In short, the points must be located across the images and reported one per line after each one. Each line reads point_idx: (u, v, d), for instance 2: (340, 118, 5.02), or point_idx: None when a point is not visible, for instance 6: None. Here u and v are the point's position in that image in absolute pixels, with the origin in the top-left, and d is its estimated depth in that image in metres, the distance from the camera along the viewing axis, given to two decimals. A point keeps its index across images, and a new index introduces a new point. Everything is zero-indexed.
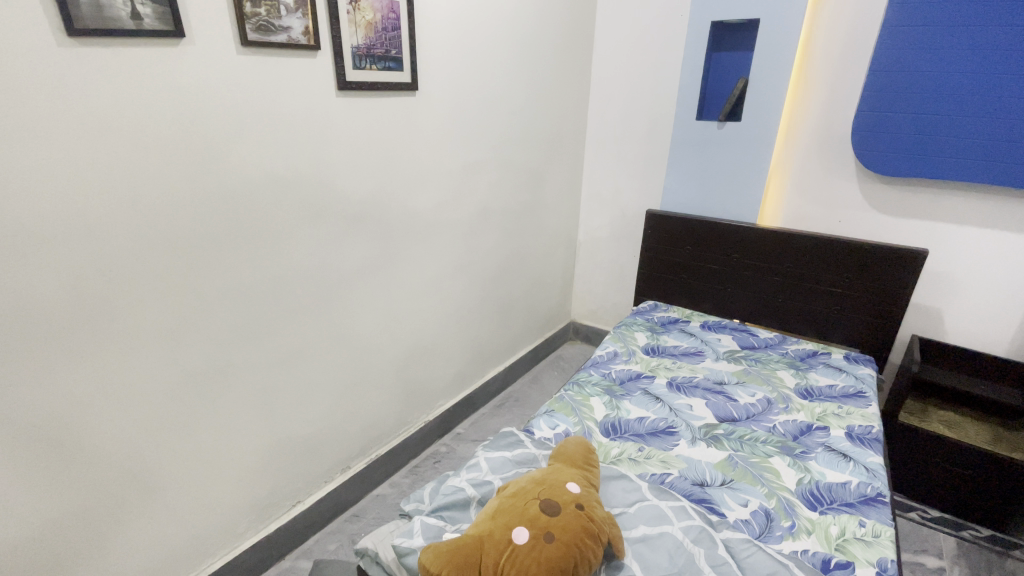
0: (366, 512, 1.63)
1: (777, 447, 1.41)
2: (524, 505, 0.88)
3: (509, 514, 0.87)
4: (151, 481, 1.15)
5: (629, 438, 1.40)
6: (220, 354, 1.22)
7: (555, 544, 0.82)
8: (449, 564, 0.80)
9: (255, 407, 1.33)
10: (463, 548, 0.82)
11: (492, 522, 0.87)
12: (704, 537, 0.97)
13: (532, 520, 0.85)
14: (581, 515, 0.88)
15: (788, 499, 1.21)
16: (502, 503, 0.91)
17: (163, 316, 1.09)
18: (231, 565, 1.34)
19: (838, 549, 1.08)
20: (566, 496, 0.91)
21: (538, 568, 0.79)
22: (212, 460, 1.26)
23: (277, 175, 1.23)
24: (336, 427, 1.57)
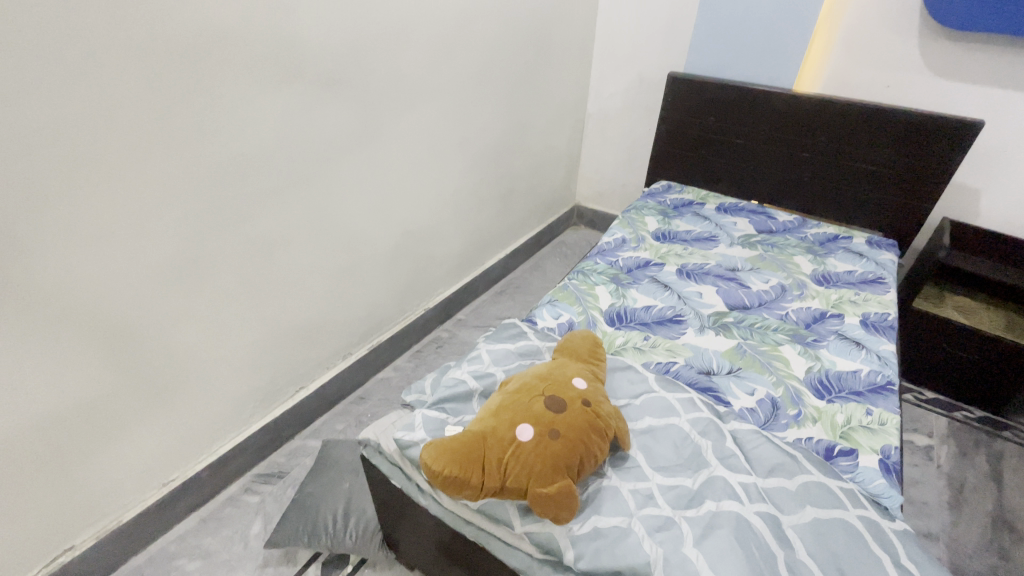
0: (372, 394, 1.65)
1: (789, 335, 1.36)
2: (528, 402, 0.84)
3: (512, 411, 0.83)
4: (144, 375, 1.12)
5: (635, 327, 1.35)
6: (196, 243, 1.10)
7: (561, 441, 0.78)
8: (452, 462, 0.77)
9: (243, 299, 1.25)
10: (465, 445, 0.79)
11: (493, 418, 0.83)
12: (711, 428, 0.94)
13: (536, 418, 0.81)
14: (588, 411, 0.84)
15: (796, 388, 1.19)
16: (505, 399, 0.86)
17: (118, 202, 0.95)
18: (242, 446, 1.37)
19: (843, 437, 1.08)
20: (571, 392, 0.86)
21: (542, 466, 0.77)
22: (206, 351, 1.22)
23: (226, 24, 0.99)
24: (333, 316, 1.52)
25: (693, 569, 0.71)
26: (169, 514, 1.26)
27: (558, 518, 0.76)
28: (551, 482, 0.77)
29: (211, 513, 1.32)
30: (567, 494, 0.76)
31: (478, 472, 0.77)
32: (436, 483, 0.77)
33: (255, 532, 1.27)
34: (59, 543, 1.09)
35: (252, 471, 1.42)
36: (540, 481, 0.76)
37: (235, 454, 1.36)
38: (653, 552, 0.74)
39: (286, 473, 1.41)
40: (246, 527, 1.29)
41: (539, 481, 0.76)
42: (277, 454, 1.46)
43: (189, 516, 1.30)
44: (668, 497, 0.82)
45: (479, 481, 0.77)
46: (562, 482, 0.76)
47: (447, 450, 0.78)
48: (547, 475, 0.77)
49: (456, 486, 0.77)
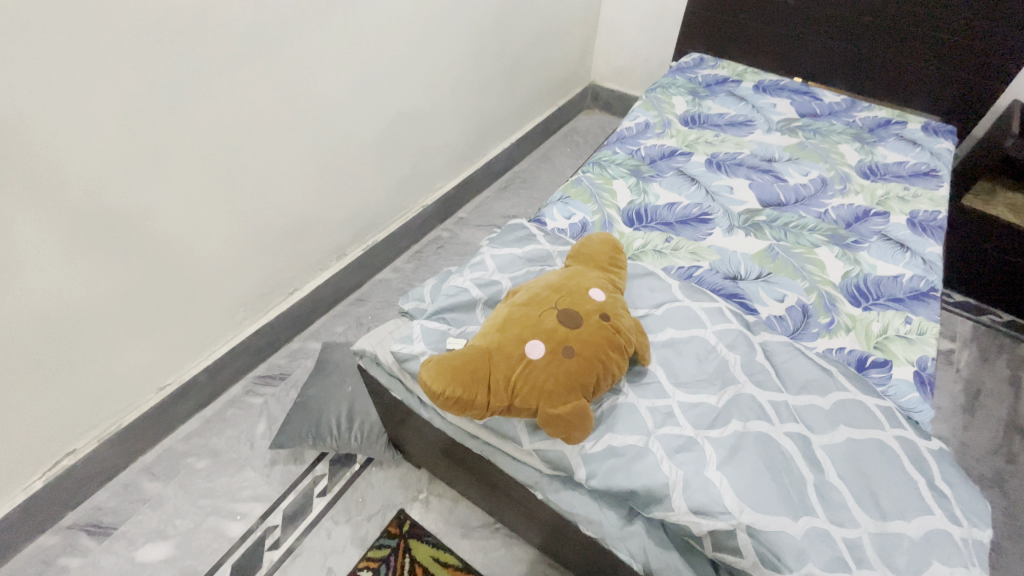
0: (371, 296, 1.57)
1: (826, 236, 1.22)
2: (539, 316, 0.74)
3: (521, 326, 0.74)
4: (114, 287, 1.01)
5: (656, 227, 1.21)
6: (149, 135, 0.92)
7: (576, 360, 0.70)
8: (454, 382, 0.69)
9: (216, 199, 1.10)
10: (468, 363, 0.70)
11: (499, 333, 0.74)
12: (740, 342, 0.85)
13: (548, 334, 0.72)
14: (606, 326, 0.74)
15: (830, 295, 1.09)
16: (513, 311, 0.77)
17: (27, 77, 0.75)
18: (238, 350, 1.33)
19: (878, 347, 0.99)
20: (588, 306, 0.76)
21: (555, 387, 0.69)
22: (181, 260, 1.10)
23: None
24: (322, 215, 1.38)
25: (716, 493, 0.66)
26: (171, 416, 1.25)
27: (571, 438, 0.70)
28: (564, 402, 0.69)
29: (215, 414, 1.31)
30: (582, 415, 0.69)
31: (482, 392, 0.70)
32: (436, 403, 0.70)
33: (261, 433, 1.28)
34: (59, 448, 1.08)
35: (252, 372, 1.39)
36: (552, 402, 0.69)
37: (231, 357, 1.32)
38: (673, 474, 0.68)
39: (287, 375, 1.39)
40: (251, 427, 1.29)
41: (550, 401, 0.69)
42: (276, 355, 1.43)
43: (193, 416, 1.30)
44: (690, 416, 0.75)
45: (485, 400, 0.70)
46: (576, 402, 0.69)
47: (448, 367, 0.70)
48: (560, 394, 0.69)
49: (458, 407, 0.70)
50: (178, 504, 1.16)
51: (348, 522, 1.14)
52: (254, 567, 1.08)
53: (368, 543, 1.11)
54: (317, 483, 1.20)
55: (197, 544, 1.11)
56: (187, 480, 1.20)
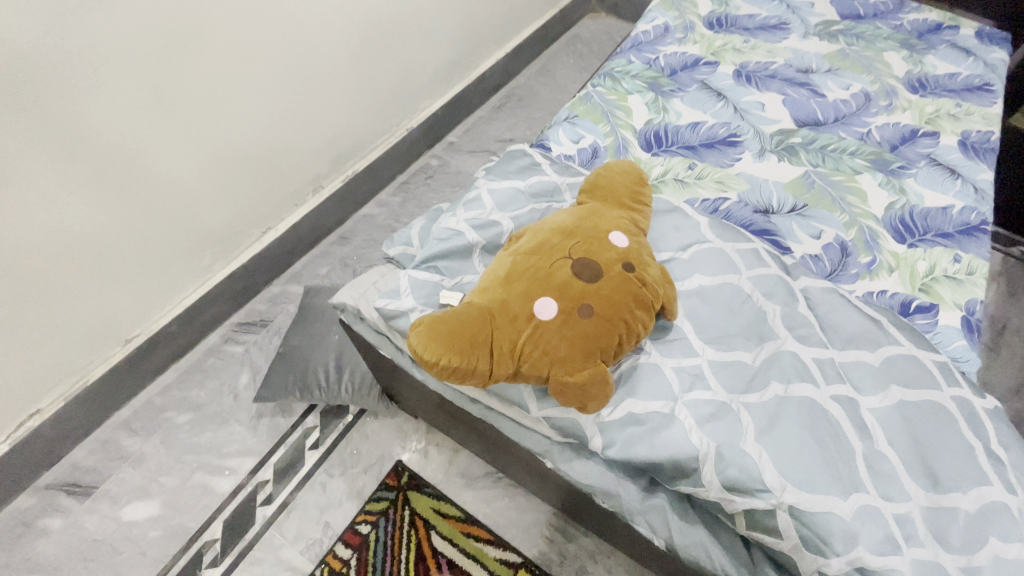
0: (355, 234, 1.43)
1: (869, 161, 1.07)
2: (551, 268, 0.62)
3: (529, 279, 0.61)
4: (40, 226, 0.87)
5: (677, 153, 1.06)
6: (37, 33, 0.75)
7: (595, 322, 0.59)
8: (450, 347, 0.58)
9: (155, 120, 0.94)
10: (465, 324, 0.59)
11: (504, 288, 0.62)
12: (779, 290, 0.74)
13: (562, 290, 0.60)
14: (632, 278, 0.62)
15: (872, 230, 0.96)
16: (519, 261, 0.64)
17: None
18: (211, 296, 1.21)
19: (923, 290, 0.89)
20: (608, 255, 0.64)
21: (570, 352, 0.58)
22: (125, 193, 0.96)
23: None
24: (292, 140, 1.21)
25: (755, 469, 0.57)
26: (144, 368, 1.16)
27: (588, 409, 0.61)
28: (581, 370, 0.59)
29: (194, 364, 1.22)
30: (602, 385, 0.59)
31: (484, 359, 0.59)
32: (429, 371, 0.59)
33: (244, 384, 1.19)
34: (21, 408, 1.01)
35: (231, 319, 1.28)
36: (567, 370, 0.59)
37: (204, 305, 1.20)
38: (704, 447, 0.60)
39: (268, 321, 1.28)
40: (234, 378, 1.20)
41: (565, 369, 0.59)
42: (255, 300, 1.31)
43: (169, 367, 1.21)
44: (723, 378, 0.65)
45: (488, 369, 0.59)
46: (595, 370, 0.59)
47: (443, 330, 0.59)
48: (577, 361, 0.59)
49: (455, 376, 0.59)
50: (162, 460, 1.10)
51: (343, 475, 1.08)
52: (247, 523, 1.03)
53: (365, 497, 1.06)
54: (309, 435, 1.13)
55: (185, 501, 1.06)
56: (169, 435, 1.13)
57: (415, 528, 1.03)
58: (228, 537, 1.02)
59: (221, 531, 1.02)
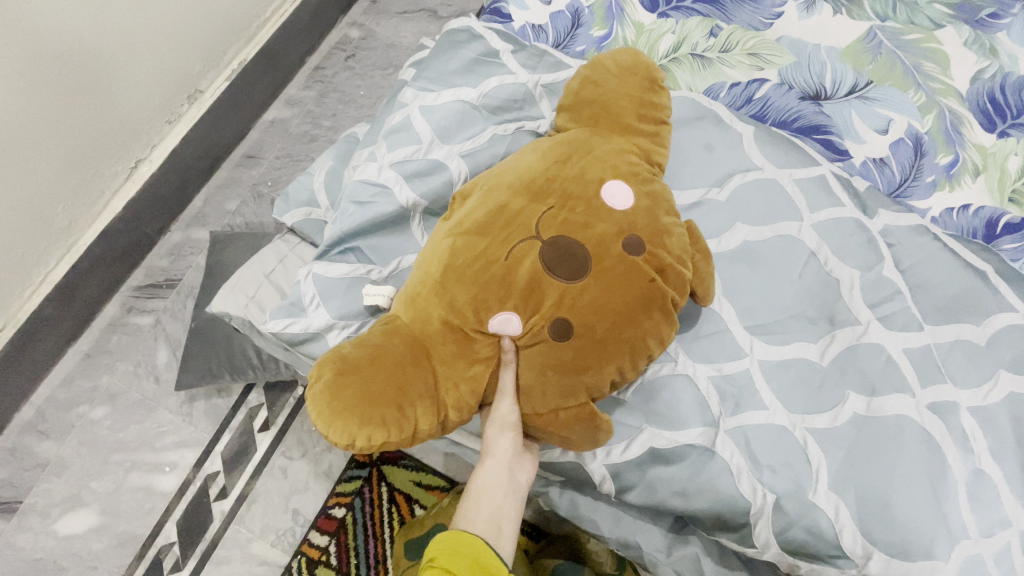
0: (265, 149, 1.09)
1: (950, 7, 0.77)
2: (509, 264, 0.41)
3: (476, 285, 0.41)
4: None
5: (694, 10, 0.73)
6: None
7: (569, 347, 0.40)
8: (374, 421, 0.39)
9: None
10: (390, 376, 0.40)
11: (439, 302, 0.42)
12: (855, 241, 0.51)
13: (525, 301, 0.41)
14: (635, 266, 0.41)
15: (954, 113, 0.71)
16: (461, 252, 0.42)
17: None
18: (86, 262, 0.92)
19: (1014, 201, 0.67)
20: (594, 233, 0.41)
21: (540, 388, 0.42)
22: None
23: None
24: (130, 25, 0.81)
25: (830, 530, 0.42)
26: (30, 362, 0.91)
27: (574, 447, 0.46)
28: (556, 408, 0.43)
29: (95, 345, 0.97)
30: (591, 426, 0.43)
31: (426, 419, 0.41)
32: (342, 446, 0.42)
33: (164, 363, 0.97)
34: None
35: (127, 282, 1.01)
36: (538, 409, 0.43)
37: (82, 274, 0.92)
38: (759, 499, 0.43)
39: (176, 280, 1.01)
40: (150, 356, 0.97)
41: (534, 407, 0.43)
42: (153, 255, 1.02)
43: (64, 354, 0.96)
44: (781, 390, 0.47)
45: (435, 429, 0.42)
46: (576, 408, 0.42)
47: (356, 392, 0.39)
48: (548, 397, 0.42)
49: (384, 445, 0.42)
50: (85, 465, 0.91)
51: (304, 458, 0.93)
52: (205, 522, 0.89)
53: (335, 478, 0.92)
54: (256, 416, 0.95)
55: (128, 507, 0.90)
56: (87, 435, 0.93)
57: (396, 505, 0.90)
58: (187, 540, 0.88)
59: (176, 534, 0.89)
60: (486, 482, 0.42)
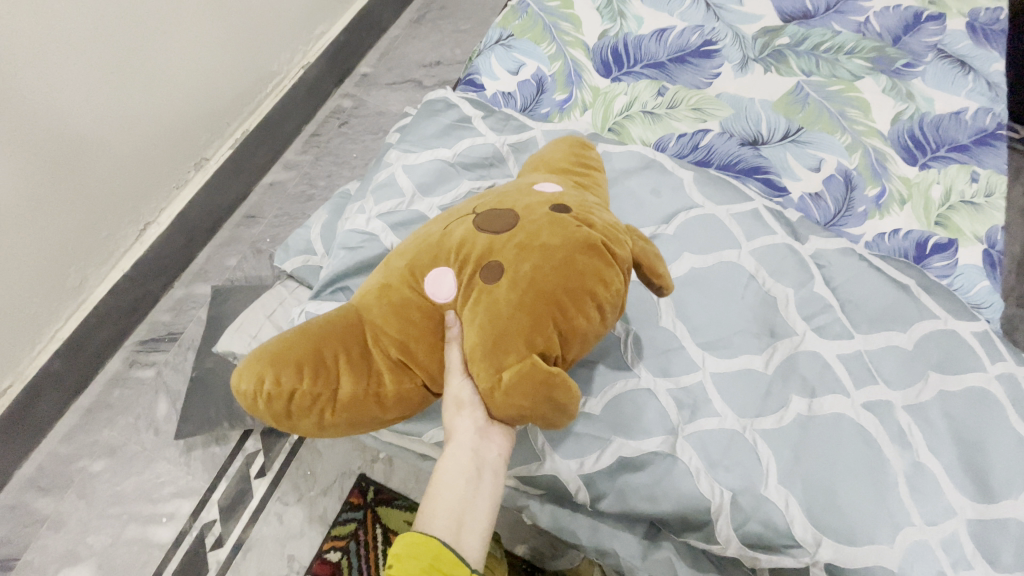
0: (265, 209, 1.18)
1: (869, 61, 0.88)
2: (445, 234, 0.48)
3: (416, 256, 0.48)
4: None
5: (643, 73, 0.83)
6: None
7: (495, 287, 0.44)
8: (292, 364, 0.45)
9: None
10: (324, 334, 0.47)
11: (383, 278, 0.49)
12: (789, 265, 0.58)
13: (454, 259, 0.46)
14: (559, 219, 0.46)
15: (878, 151, 0.80)
16: (410, 241, 0.51)
17: None
18: (93, 320, 0.97)
19: (940, 224, 0.75)
20: (523, 203, 0.48)
21: (469, 339, 0.44)
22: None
23: None
24: (147, 107, 0.91)
25: (782, 521, 0.46)
26: (34, 418, 0.94)
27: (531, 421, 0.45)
28: (497, 370, 0.43)
29: (97, 400, 1.01)
30: (531, 380, 0.41)
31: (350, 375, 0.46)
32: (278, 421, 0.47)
33: (164, 415, 1.00)
34: None
35: (130, 338, 1.05)
36: (473, 366, 0.44)
37: (88, 330, 0.97)
38: (717, 497, 0.48)
39: (178, 334, 1.06)
40: (151, 409, 1.01)
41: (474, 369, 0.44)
42: (157, 310, 1.08)
43: (67, 411, 1.00)
44: (732, 398, 0.52)
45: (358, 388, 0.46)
46: (514, 361, 0.42)
47: (286, 345, 0.47)
48: (481, 352, 0.43)
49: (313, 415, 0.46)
50: (82, 520, 0.92)
51: (300, 502, 0.95)
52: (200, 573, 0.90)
53: (329, 522, 0.93)
54: (252, 463, 0.97)
55: (123, 561, 0.90)
56: (85, 489, 0.94)
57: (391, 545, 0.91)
58: None
59: None
60: (449, 469, 0.45)
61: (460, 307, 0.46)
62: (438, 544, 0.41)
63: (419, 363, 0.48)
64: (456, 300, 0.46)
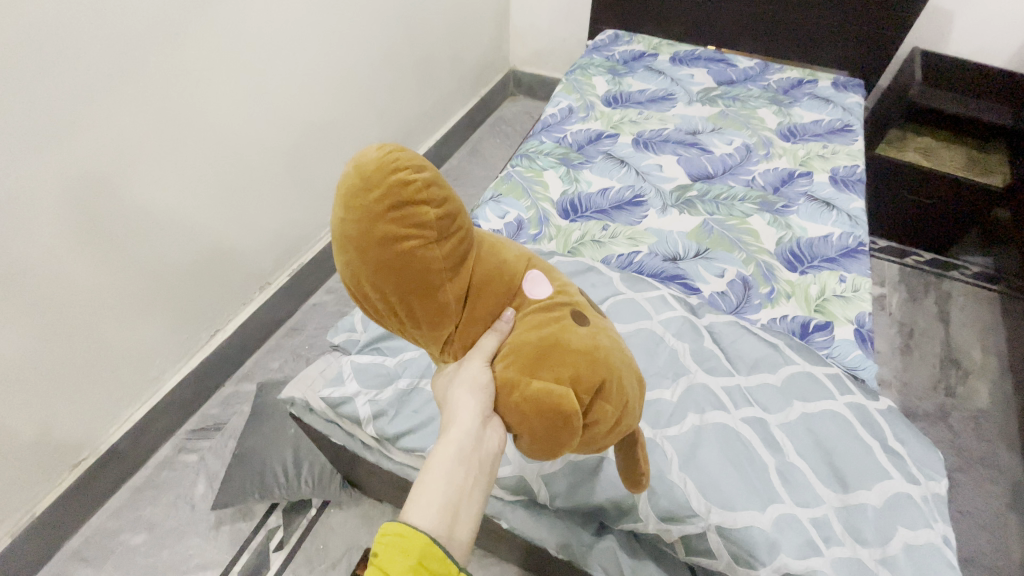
0: (306, 324, 1.47)
1: (756, 204, 1.22)
2: (560, 283, 0.59)
3: (529, 267, 0.59)
4: (20, 371, 0.90)
5: (592, 216, 1.18)
6: (16, 193, 0.80)
7: (575, 333, 0.54)
8: (445, 203, 0.49)
9: (120, 255, 0.98)
10: (463, 216, 0.51)
11: (503, 250, 0.57)
12: (687, 330, 0.83)
13: (557, 296, 0.57)
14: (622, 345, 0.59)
15: (767, 263, 1.09)
16: (527, 252, 0.61)
17: None
18: (161, 407, 1.19)
19: (818, 310, 1.01)
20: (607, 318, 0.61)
21: (532, 336, 0.53)
22: (77, 320, 0.96)
23: None
24: (237, 244, 1.24)
25: (683, 497, 0.63)
26: (94, 493, 1.10)
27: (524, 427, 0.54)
28: (531, 380, 0.52)
29: (146, 480, 1.17)
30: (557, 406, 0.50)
31: (449, 253, 0.50)
32: (374, 191, 0.45)
33: (201, 493, 1.15)
34: None
35: (183, 428, 1.25)
36: (521, 359, 0.52)
37: (155, 417, 1.18)
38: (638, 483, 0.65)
39: (223, 425, 1.26)
40: (191, 489, 1.16)
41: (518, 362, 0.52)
42: (208, 405, 1.30)
43: (119, 489, 1.16)
44: (648, 416, 0.72)
45: (441, 273, 0.50)
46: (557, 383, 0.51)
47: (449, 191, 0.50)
48: (531, 353, 0.53)
49: (397, 230, 0.46)
50: None
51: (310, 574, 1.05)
52: None
53: None
54: (272, 537, 1.09)
55: None
56: (122, 560, 1.06)
57: None
58: None
59: None
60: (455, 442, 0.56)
61: (529, 317, 0.55)
62: (426, 541, 0.50)
63: (477, 310, 0.54)
64: (536, 308, 0.55)
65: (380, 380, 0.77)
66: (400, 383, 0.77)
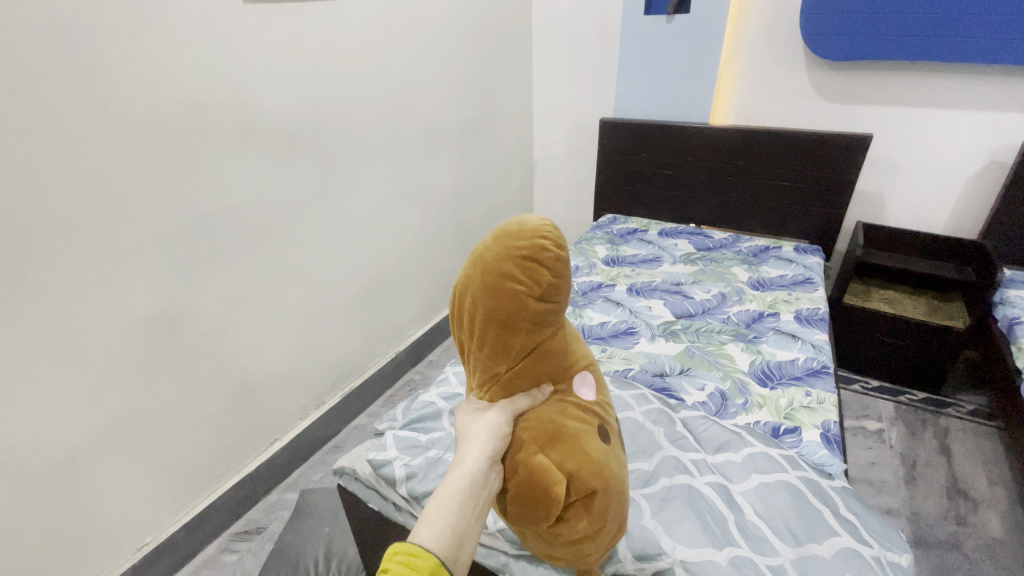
0: (347, 442, 1.67)
1: (732, 335, 1.47)
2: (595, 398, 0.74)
3: (579, 372, 0.74)
4: (134, 443, 1.16)
5: (593, 342, 1.44)
6: (176, 307, 1.18)
7: (587, 440, 0.67)
8: (560, 282, 0.67)
9: (223, 358, 1.31)
10: (562, 299, 0.69)
11: (569, 347, 0.74)
12: (663, 418, 1.02)
13: (586, 405, 0.72)
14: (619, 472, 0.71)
15: (742, 380, 1.29)
16: (585, 360, 0.77)
17: (112, 270, 1.04)
18: (218, 504, 1.36)
19: (787, 417, 1.17)
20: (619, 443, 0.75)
21: (555, 419, 0.67)
22: (137, 431, 1.16)
23: (195, 111, 1.12)
24: (304, 363, 1.56)
25: (654, 539, 0.77)
26: None
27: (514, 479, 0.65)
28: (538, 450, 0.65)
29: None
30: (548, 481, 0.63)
31: (539, 312, 0.66)
32: (524, 241, 0.65)
33: None
34: None
35: (229, 530, 1.39)
36: (542, 431, 0.66)
37: (210, 513, 1.34)
38: None
39: (263, 528, 1.39)
40: None
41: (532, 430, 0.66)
42: (253, 510, 1.45)
43: None
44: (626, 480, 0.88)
45: (524, 325, 0.66)
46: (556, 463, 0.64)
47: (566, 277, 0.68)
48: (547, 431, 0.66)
49: (520, 274, 0.64)
50: None
51: None
52: None
53: None
54: None
55: None
56: None
57: None
58: None
59: None
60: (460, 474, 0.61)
61: (561, 405, 0.70)
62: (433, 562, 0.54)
63: (529, 371, 0.69)
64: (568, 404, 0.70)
65: (413, 450, 0.98)
66: (429, 452, 0.97)
